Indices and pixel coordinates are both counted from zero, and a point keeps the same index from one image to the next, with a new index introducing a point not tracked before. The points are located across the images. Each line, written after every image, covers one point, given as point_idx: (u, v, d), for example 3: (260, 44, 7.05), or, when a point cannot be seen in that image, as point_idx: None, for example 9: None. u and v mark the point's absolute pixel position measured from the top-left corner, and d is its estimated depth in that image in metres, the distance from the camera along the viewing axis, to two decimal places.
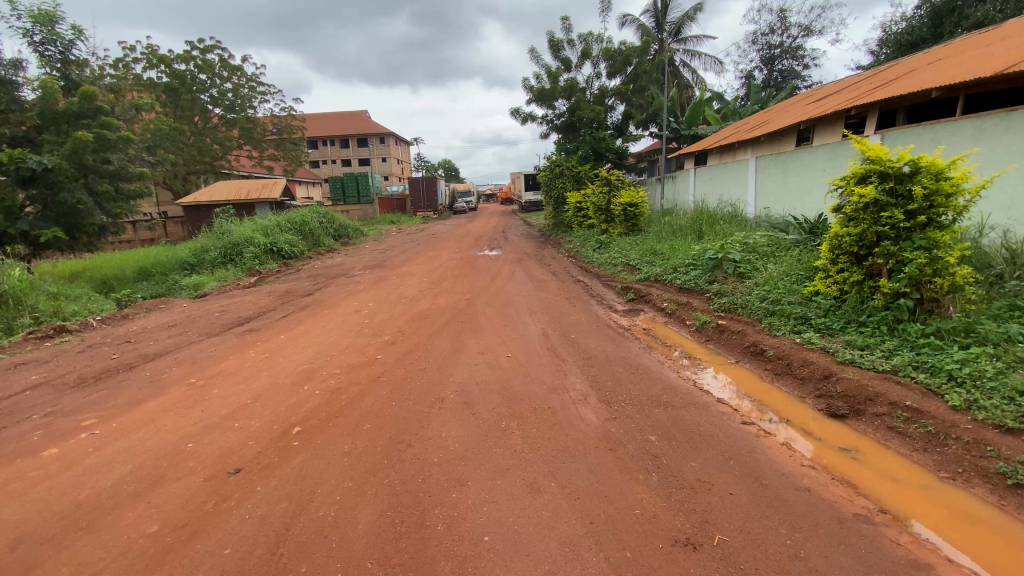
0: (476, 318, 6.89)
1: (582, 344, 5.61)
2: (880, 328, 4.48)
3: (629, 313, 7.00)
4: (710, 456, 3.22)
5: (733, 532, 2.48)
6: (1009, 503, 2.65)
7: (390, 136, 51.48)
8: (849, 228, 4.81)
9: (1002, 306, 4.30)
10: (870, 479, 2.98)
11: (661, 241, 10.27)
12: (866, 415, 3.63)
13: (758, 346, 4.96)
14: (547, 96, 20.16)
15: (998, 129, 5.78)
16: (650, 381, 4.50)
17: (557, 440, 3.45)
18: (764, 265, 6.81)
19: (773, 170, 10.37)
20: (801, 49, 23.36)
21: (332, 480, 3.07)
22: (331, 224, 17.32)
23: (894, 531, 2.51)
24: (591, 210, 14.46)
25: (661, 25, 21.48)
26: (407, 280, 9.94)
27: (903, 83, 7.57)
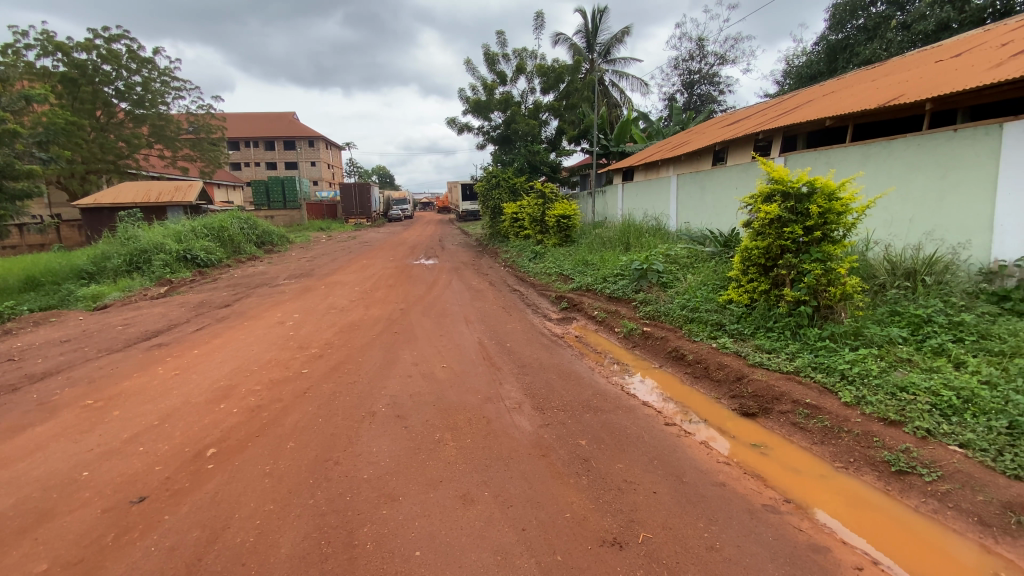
0: (411, 329, 6.76)
1: (517, 353, 5.67)
2: (785, 332, 4.92)
3: (562, 321, 7.19)
4: (636, 456, 3.38)
5: (656, 528, 2.61)
6: (893, 488, 2.98)
7: (320, 140, 49.58)
8: (757, 242, 5.24)
9: (885, 312, 4.86)
10: (776, 472, 3.25)
11: (593, 252, 10.65)
12: (772, 413, 3.96)
13: (679, 351, 5.26)
14: (483, 107, 20.36)
15: (880, 156, 6.57)
16: (581, 387, 4.63)
17: (491, 449, 3.47)
18: (684, 275, 7.26)
19: (692, 187, 11.12)
20: (717, 76, 25.30)
21: (252, 503, 2.88)
22: (253, 231, 16.34)
23: (797, 518, 2.76)
24: (526, 221, 14.73)
25: (591, 46, 22.44)
26: (337, 290, 9.59)
27: (803, 112, 8.41)
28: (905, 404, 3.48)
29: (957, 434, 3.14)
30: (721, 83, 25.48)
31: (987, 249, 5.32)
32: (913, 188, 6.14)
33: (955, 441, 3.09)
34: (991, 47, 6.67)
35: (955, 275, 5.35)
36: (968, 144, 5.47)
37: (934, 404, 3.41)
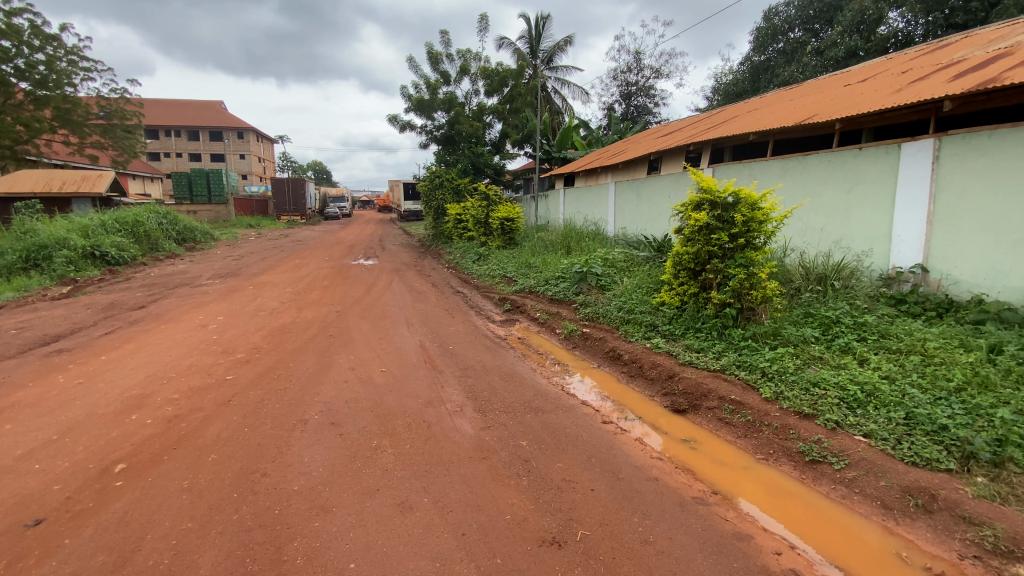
0: (348, 332, 6.52)
1: (459, 355, 5.62)
2: (712, 332, 5.22)
3: (505, 323, 7.22)
4: (575, 455, 3.44)
5: (593, 525, 2.68)
6: (808, 476, 3.23)
7: (251, 132, 46.85)
8: (688, 247, 5.52)
9: (800, 313, 5.28)
10: (704, 465, 3.44)
11: (535, 255, 10.79)
12: (701, 409, 4.18)
13: (616, 351, 5.44)
14: (426, 106, 20.09)
15: (796, 170, 7.13)
16: (523, 388, 4.66)
17: (431, 454, 3.41)
18: (621, 278, 7.53)
19: (629, 194, 11.56)
20: (652, 89, 26.47)
21: (167, 522, 2.65)
22: (173, 226, 15.14)
23: (723, 508, 2.92)
24: (470, 223, 14.67)
25: (534, 52, 22.78)
26: (267, 291, 9.08)
27: (730, 127, 8.97)
28: (817, 399, 3.79)
29: (861, 425, 3.45)
30: (656, 95, 26.70)
31: (886, 257, 5.92)
32: (824, 200, 6.73)
33: (860, 432, 3.40)
34: (889, 76, 7.43)
35: (858, 280, 5.91)
36: (871, 162, 6.07)
37: (842, 397, 3.73)
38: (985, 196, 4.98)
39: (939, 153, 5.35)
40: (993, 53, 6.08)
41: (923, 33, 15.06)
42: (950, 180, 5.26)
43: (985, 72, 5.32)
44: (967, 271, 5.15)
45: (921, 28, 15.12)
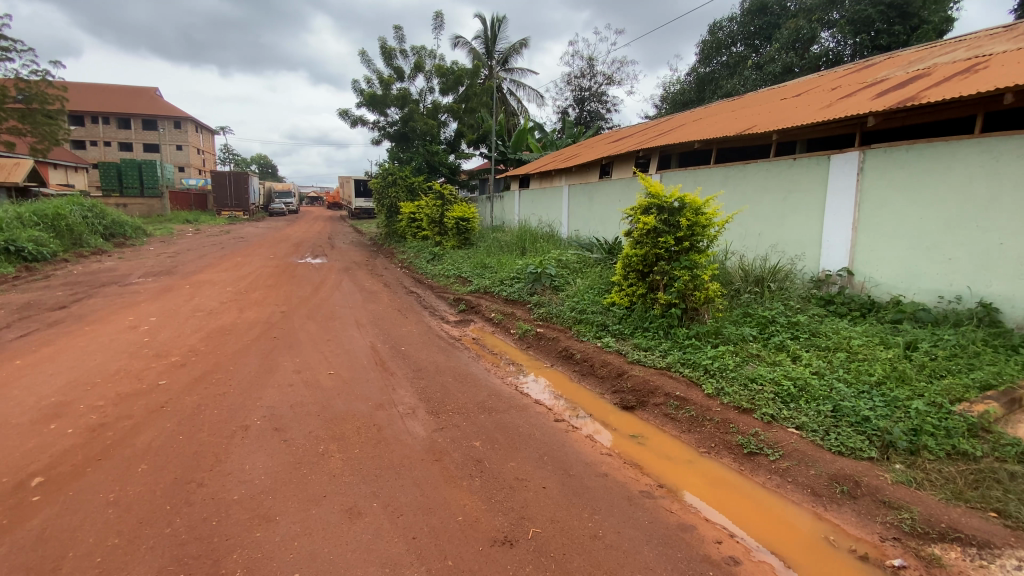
0: (293, 333, 6.27)
1: (411, 357, 5.52)
2: (659, 331, 5.41)
3: (459, 324, 7.17)
4: (527, 454, 3.48)
5: (545, 523, 2.71)
6: (746, 468, 3.41)
7: (189, 122, 44.17)
8: (636, 250, 5.69)
9: (740, 313, 5.56)
10: (651, 459, 3.55)
11: (490, 255, 10.79)
12: (648, 406, 4.32)
13: (568, 350, 5.53)
14: (379, 102, 19.67)
15: (737, 177, 7.51)
16: (476, 389, 4.64)
17: (382, 457, 3.34)
18: (574, 279, 7.66)
19: (582, 197, 11.79)
20: (605, 95, 27.09)
21: (91, 538, 2.46)
22: (99, 220, 14.05)
23: (668, 501, 3.03)
24: (424, 222, 14.49)
25: (490, 53, 22.78)
26: (205, 291, 8.58)
27: (677, 134, 9.33)
28: (754, 394, 4.00)
29: (794, 418, 3.68)
30: (608, 101, 27.34)
31: (816, 260, 6.35)
32: (761, 207, 7.13)
33: (793, 424, 3.62)
34: (821, 91, 7.97)
35: (792, 282, 6.30)
36: (803, 172, 6.49)
37: (777, 393, 3.96)
38: (903, 206, 5.43)
39: (863, 165, 5.80)
40: (911, 75, 6.64)
41: (851, 53, 16.21)
42: (873, 190, 5.71)
43: (903, 92, 5.80)
44: (886, 274, 5.61)
45: (849, 49, 16.26)
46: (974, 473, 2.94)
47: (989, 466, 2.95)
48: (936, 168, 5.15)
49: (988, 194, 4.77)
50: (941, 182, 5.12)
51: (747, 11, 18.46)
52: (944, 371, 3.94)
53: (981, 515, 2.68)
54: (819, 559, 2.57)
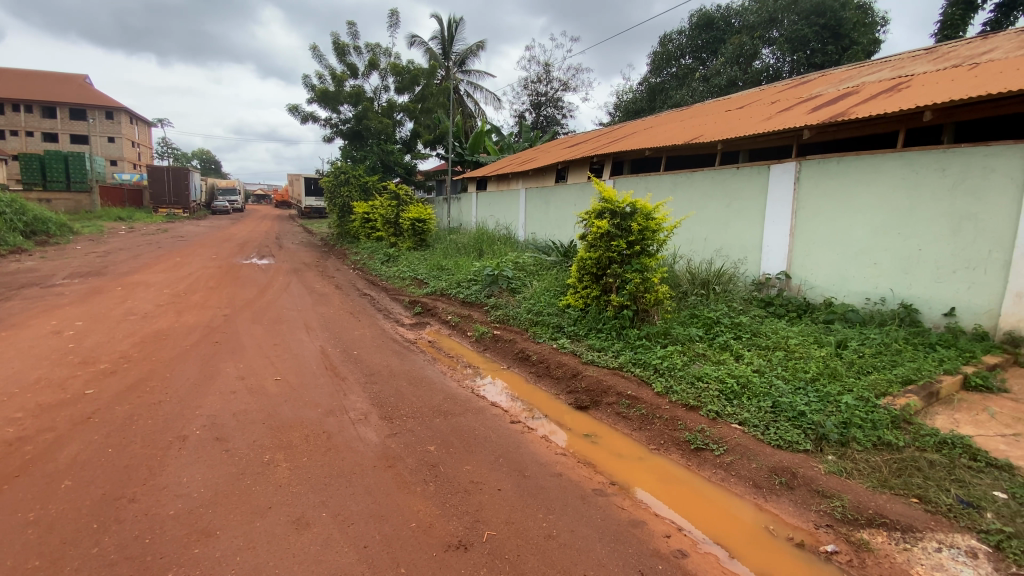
0: (237, 337, 5.97)
1: (363, 361, 5.39)
2: (611, 332, 5.54)
3: (415, 326, 7.07)
4: (483, 456, 3.47)
5: (499, 525, 2.71)
6: (693, 463, 3.55)
7: (123, 112, 41.28)
8: (590, 253, 5.81)
9: (687, 314, 5.79)
10: (603, 458, 3.63)
11: (447, 257, 10.70)
12: (602, 405, 4.41)
13: (525, 352, 5.56)
14: (332, 98, 19.13)
15: (685, 184, 7.82)
16: (432, 393, 4.58)
17: (332, 465, 3.23)
18: (531, 281, 7.74)
19: (538, 201, 11.95)
20: (561, 101, 27.52)
21: (5, 563, 2.24)
22: (17, 215, 12.90)
23: (620, 498, 3.11)
24: (378, 222, 14.20)
25: (446, 54, 22.67)
26: (139, 293, 8.03)
27: (630, 141, 9.59)
28: (701, 391, 4.17)
29: (737, 414, 3.85)
30: (564, 107, 27.77)
31: (757, 264, 6.71)
32: (708, 213, 7.45)
33: (736, 420, 3.80)
34: (762, 105, 8.42)
35: (735, 285, 6.63)
36: (746, 181, 6.84)
37: (721, 390, 4.14)
38: (835, 214, 5.83)
39: (800, 175, 6.18)
40: (842, 92, 7.13)
41: (789, 70, 17.26)
42: (809, 199, 6.09)
43: (835, 108, 6.22)
44: (821, 277, 6.00)
45: (787, 66, 17.30)
46: (897, 462, 3.18)
47: (911, 455, 3.20)
48: (863, 180, 5.55)
49: (907, 204, 5.19)
50: (868, 192, 5.52)
51: (695, 25, 19.26)
52: (870, 368, 4.25)
53: (904, 500, 2.90)
54: (760, 547, 2.71)
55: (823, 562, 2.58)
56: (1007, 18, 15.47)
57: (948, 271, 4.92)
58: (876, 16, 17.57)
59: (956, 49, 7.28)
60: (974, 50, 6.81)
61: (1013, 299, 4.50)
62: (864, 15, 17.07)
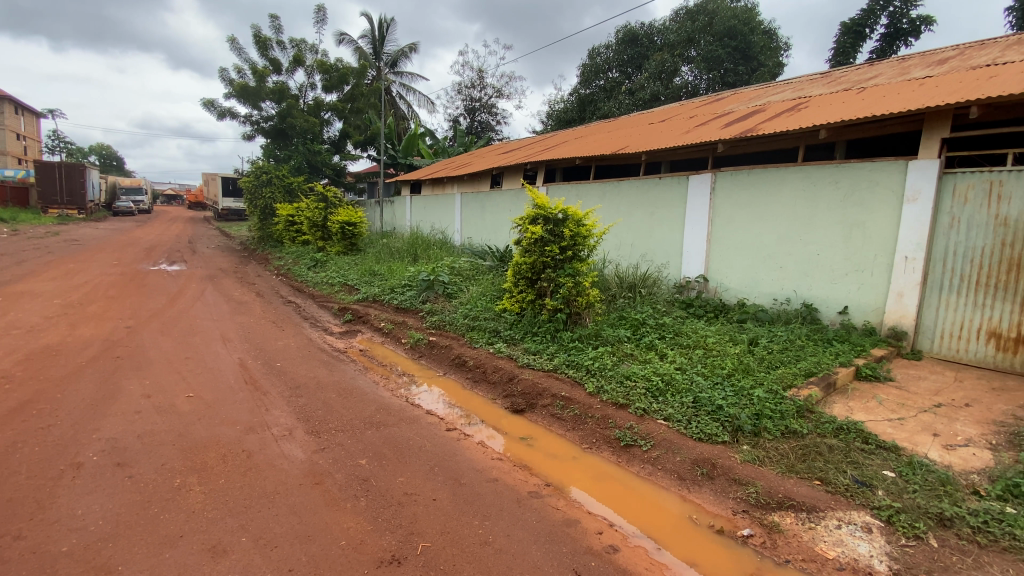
0: (142, 352, 5.43)
1: (288, 373, 5.09)
2: (546, 335, 5.63)
3: (345, 335, 6.80)
4: (417, 467, 3.39)
5: (434, 535, 2.66)
6: (624, 460, 3.68)
7: (3, 100, 36.53)
8: (525, 258, 5.88)
9: (617, 317, 6.02)
10: (539, 460, 3.67)
11: (380, 262, 10.40)
12: (537, 408, 4.47)
13: (461, 358, 5.52)
14: (252, 94, 18.04)
15: (614, 193, 8.15)
16: (363, 404, 4.41)
17: (253, 486, 3.03)
18: (467, 287, 7.72)
19: (474, 206, 12.03)
20: (494, 107, 27.71)
21: None
22: None
23: (555, 499, 3.15)
24: (305, 226, 13.55)
25: (377, 54, 22.14)
26: (22, 304, 7.09)
27: (561, 150, 9.84)
28: (630, 390, 4.35)
29: (662, 410, 4.05)
30: (498, 113, 28.00)
31: (679, 268, 7.14)
32: (634, 220, 7.81)
33: (661, 416, 3.99)
34: (682, 119, 8.96)
35: (660, 288, 6.99)
36: (668, 190, 7.25)
37: (648, 387, 4.34)
38: (746, 222, 6.32)
39: (716, 185, 6.64)
40: (751, 110, 7.75)
41: (706, 87, 18.51)
42: (724, 207, 6.56)
43: (745, 124, 6.74)
44: (735, 280, 6.48)
45: (704, 83, 18.55)
46: (801, 448, 3.48)
47: (813, 441, 3.52)
48: (770, 190, 6.06)
49: (807, 213, 5.73)
50: (774, 202, 6.03)
51: (621, 41, 20.16)
52: (778, 362, 4.64)
53: (808, 483, 3.17)
54: (684, 536, 2.85)
55: (740, 545, 2.77)
56: (890, 47, 17.54)
57: (842, 273, 5.48)
58: (780, 41, 19.28)
59: (846, 75, 8.15)
60: (860, 76, 7.67)
61: (895, 298, 5.09)
62: (769, 40, 18.70)
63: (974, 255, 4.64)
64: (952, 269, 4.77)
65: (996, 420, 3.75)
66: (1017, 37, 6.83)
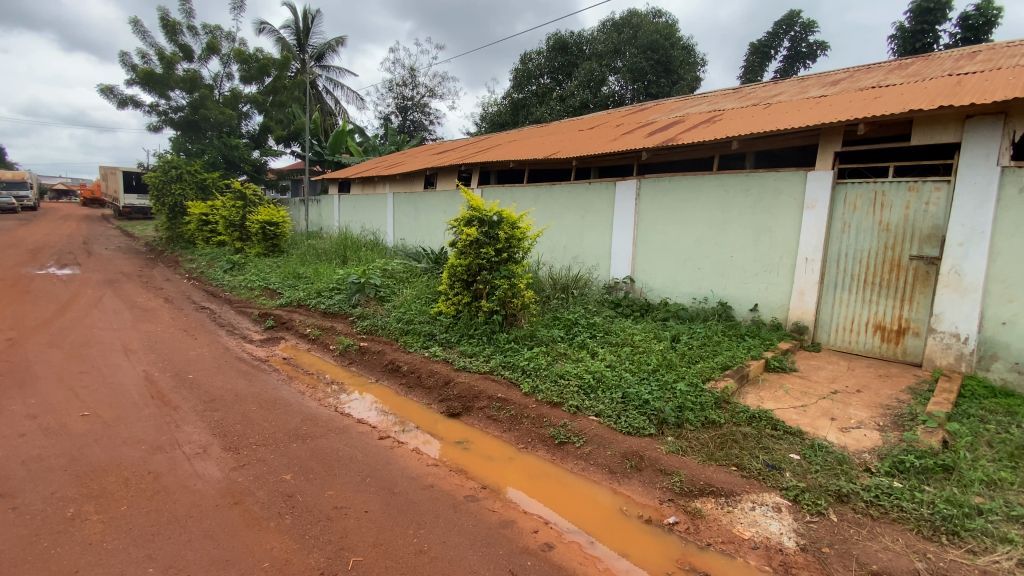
0: (26, 367, 4.80)
1: (202, 385, 4.71)
2: (482, 337, 5.62)
3: (267, 342, 6.39)
4: (348, 478, 3.25)
5: (366, 549, 2.56)
6: (558, 457, 3.75)
7: None
8: (461, 260, 5.84)
9: (551, 317, 6.14)
10: (475, 463, 3.66)
11: (304, 264, 9.90)
12: (473, 410, 4.45)
13: (394, 363, 5.37)
14: (159, 82, 16.55)
15: (547, 196, 8.33)
16: (288, 416, 4.17)
17: (162, 511, 2.76)
18: (400, 289, 7.56)
19: (407, 207, 11.85)
20: (427, 106, 27.31)
21: None
22: None
23: (491, 501, 3.15)
24: (221, 225, 12.60)
25: (301, 45, 21.08)
26: None
27: (495, 152, 9.88)
28: (563, 388, 4.44)
29: (593, 406, 4.18)
30: (431, 113, 27.60)
31: (608, 270, 7.43)
32: (567, 223, 8.03)
33: (593, 412, 4.11)
34: (609, 127, 9.32)
35: (591, 288, 7.23)
36: (598, 195, 7.52)
37: (580, 385, 4.46)
38: (669, 225, 6.68)
39: (641, 190, 6.97)
40: (672, 120, 8.21)
41: (631, 97, 19.40)
42: (649, 212, 6.89)
43: (667, 134, 7.13)
44: (659, 281, 6.84)
45: (630, 93, 19.44)
46: (719, 437, 3.73)
47: (729, 430, 3.79)
48: (690, 196, 6.45)
49: (722, 217, 6.15)
50: (694, 207, 6.41)
51: (552, 48, 20.62)
52: (698, 357, 4.95)
53: (727, 469, 3.40)
54: (617, 529, 2.94)
55: (666, 532, 2.91)
56: (791, 68, 19.29)
57: (753, 273, 5.94)
58: (697, 56, 20.57)
59: (754, 92, 8.85)
60: (766, 93, 8.36)
61: (797, 296, 5.60)
62: (687, 54, 19.89)
63: (862, 257, 5.20)
64: (845, 269, 5.32)
65: (882, 404, 4.22)
66: (893, 64, 7.76)
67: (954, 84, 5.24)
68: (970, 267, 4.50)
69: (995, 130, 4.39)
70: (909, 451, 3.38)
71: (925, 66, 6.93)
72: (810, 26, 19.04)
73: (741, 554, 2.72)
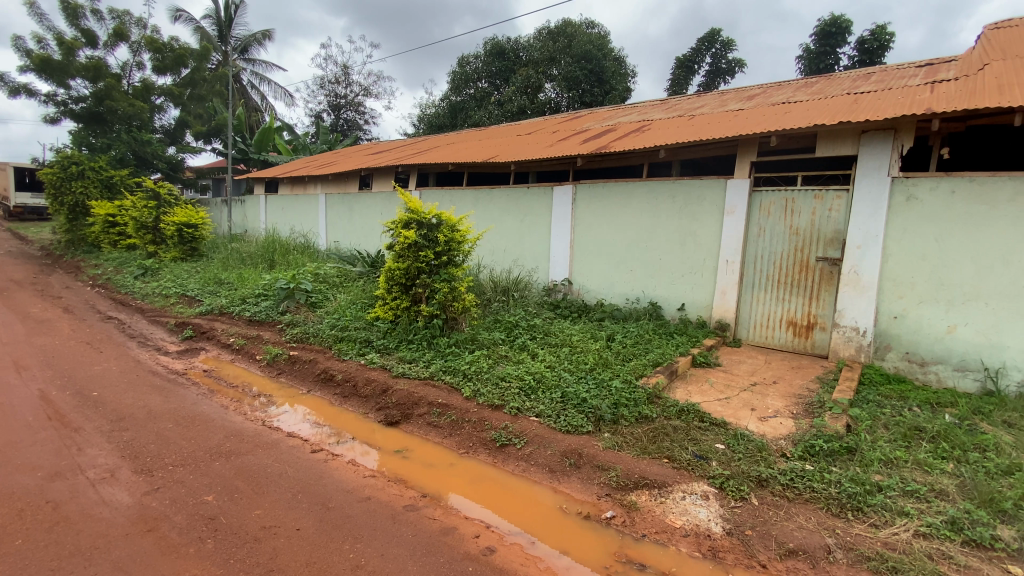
0: None
1: (109, 403, 4.27)
2: (422, 342, 5.52)
3: (185, 354, 5.92)
4: (278, 496, 3.08)
5: (299, 568, 2.44)
6: (499, 459, 3.75)
7: None
8: (399, 263, 5.69)
9: (491, 321, 6.16)
10: (415, 471, 3.58)
11: (227, 270, 9.27)
12: (413, 417, 4.36)
13: (328, 372, 5.14)
14: (57, 69, 14.84)
15: (486, 199, 8.36)
16: (209, 433, 3.88)
17: (63, 544, 2.48)
18: (333, 295, 7.30)
19: (341, 208, 11.47)
20: (362, 105, 26.54)
21: None
22: None
23: (432, 509, 3.10)
24: (130, 227, 11.54)
25: (224, 36, 19.78)
26: None
27: (432, 154, 9.76)
28: (504, 390, 4.47)
29: (534, 407, 4.23)
30: (365, 113, 26.84)
31: (547, 273, 7.58)
32: (505, 226, 8.11)
33: (533, 413, 4.16)
34: (545, 133, 9.51)
35: (531, 291, 7.33)
36: (536, 198, 7.64)
37: (521, 387, 4.50)
38: (604, 228, 6.90)
39: (577, 195, 7.15)
40: (605, 128, 8.52)
41: (566, 105, 19.79)
42: (584, 216, 7.09)
43: (601, 141, 7.37)
44: (595, 283, 7.06)
45: (565, 101, 19.80)
46: (652, 431, 3.89)
47: (661, 424, 3.97)
48: (622, 201, 6.70)
49: (652, 221, 6.43)
50: (627, 211, 6.66)
51: (489, 53, 20.73)
52: (631, 355, 5.14)
53: (659, 462, 3.56)
54: (557, 528, 2.98)
55: (604, 527, 2.99)
56: (713, 82, 20.59)
57: (681, 275, 6.26)
58: (628, 68, 21.45)
59: (680, 103, 9.36)
60: (690, 105, 8.86)
61: (720, 295, 5.96)
62: (619, 65, 20.65)
63: (776, 258, 5.64)
64: (761, 270, 5.74)
65: (795, 393, 4.60)
66: (800, 83, 8.48)
67: (852, 102, 5.80)
68: (867, 268, 5.00)
69: (886, 144, 4.89)
70: (818, 436, 3.71)
71: (827, 86, 7.62)
72: (729, 45, 20.41)
73: (673, 543, 2.85)
